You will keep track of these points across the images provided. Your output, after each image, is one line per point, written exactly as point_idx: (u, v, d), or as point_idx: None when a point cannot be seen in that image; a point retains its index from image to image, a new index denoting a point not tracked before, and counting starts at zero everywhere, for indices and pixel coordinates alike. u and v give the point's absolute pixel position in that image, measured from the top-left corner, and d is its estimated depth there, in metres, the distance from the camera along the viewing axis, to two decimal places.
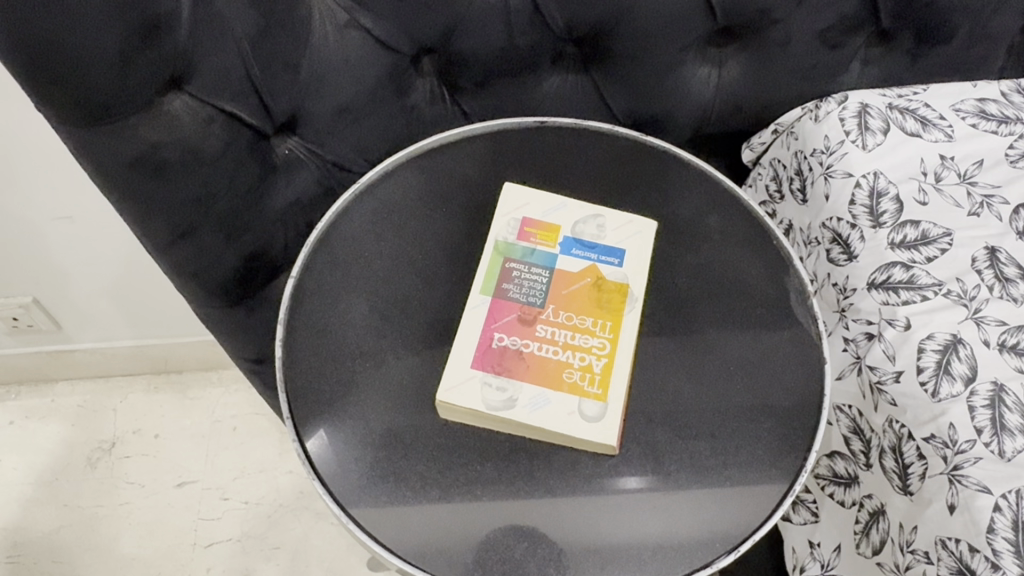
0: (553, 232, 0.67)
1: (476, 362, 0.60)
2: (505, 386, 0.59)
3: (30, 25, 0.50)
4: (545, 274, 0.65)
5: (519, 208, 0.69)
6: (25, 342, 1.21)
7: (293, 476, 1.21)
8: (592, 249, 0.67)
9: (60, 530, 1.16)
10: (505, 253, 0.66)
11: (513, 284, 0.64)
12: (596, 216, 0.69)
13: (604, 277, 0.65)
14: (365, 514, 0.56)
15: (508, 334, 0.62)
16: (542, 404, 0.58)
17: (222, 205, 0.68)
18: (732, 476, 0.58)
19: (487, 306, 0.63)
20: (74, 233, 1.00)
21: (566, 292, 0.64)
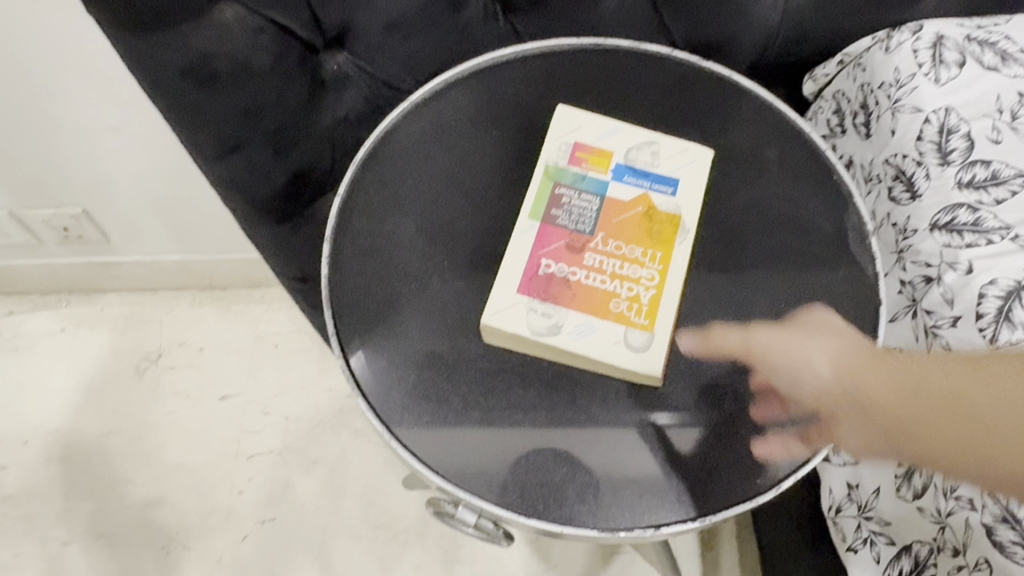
0: (605, 159, 0.66)
1: (522, 287, 0.59)
2: (550, 313, 0.58)
3: None
4: (594, 201, 0.63)
5: (571, 132, 0.67)
6: (76, 252, 1.23)
7: (332, 394, 1.23)
8: (645, 177, 0.65)
9: (109, 434, 1.20)
10: (554, 178, 0.65)
11: (562, 211, 0.63)
12: (651, 143, 0.67)
13: (655, 207, 0.63)
14: (407, 432, 0.57)
15: (555, 261, 0.61)
16: (587, 332, 0.58)
17: (271, 120, 0.67)
18: (777, 414, 0.58)
19: (535, 231, 0.62)
20: (121, 145, 1.00)
21: (615, 221, 0.63)
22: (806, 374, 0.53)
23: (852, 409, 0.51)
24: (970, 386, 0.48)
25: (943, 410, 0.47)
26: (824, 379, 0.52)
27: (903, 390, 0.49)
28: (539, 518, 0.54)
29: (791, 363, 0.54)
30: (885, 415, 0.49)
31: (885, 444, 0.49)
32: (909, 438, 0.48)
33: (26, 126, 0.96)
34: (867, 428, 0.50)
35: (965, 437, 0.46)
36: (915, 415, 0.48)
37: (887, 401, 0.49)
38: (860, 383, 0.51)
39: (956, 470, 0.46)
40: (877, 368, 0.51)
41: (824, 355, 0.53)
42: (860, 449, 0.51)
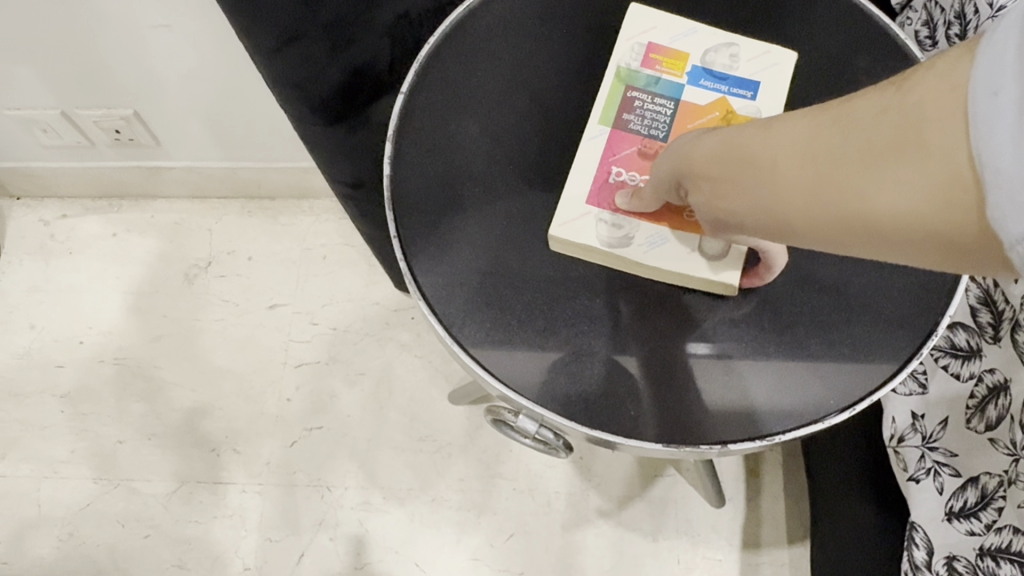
0: (679, 62, 0.63)
1: (592, 197, 0.58)
2: (622, 225, 0.57)
3: None
4: (669, 106, 0.61)
5: (644, 33, 0.63)
6: (126, 156, 1.22)
7: (379, 308, 1.23)
8: (723, 80, 0.62)
9: (160, 338, 1.22)
10: (626, 81, 0.62)
11: (634, 115, 0.61)
12: (730, 44, 0.63)
13: (733, 110, 0.61)
14: (468, 338, 0.55)
15: (627, 169, 0.59)
16: (659, 242, 0.56)
17: (331, 12, 0.64)
18: (854, 336, 0.55)
19: (606, 137, 0.60)
20: (170, 45, 0.98)
21: (691, 126, 0.60)
22: (677, 154, 0.46)
23: (699, 184, 0.43)
24: (759, 138, 0.37)
25: (745, 179, 0.37)
26: (684, 166, 0.44)
27: (724, 157, 0.40)
28: (600, 430, 0.53)
29: (670, 159, 0.47)
30: (715, 187, 0.41)
31: (738, 227, 0.41)
32: (740, 203, 0.38)
33: (77, 20, 0.94)
34: (706, 191, 0.42)
35: (767, 202, 0.36)
36: (732, 175, 0.39)
37: (719, 171, 0.40)
38: (706, 148, 0.42)
39: (766, 233, 0.39)
40: (726, 131, 0.41)
41: (689, 140, 0.45)
42: (720, 221, 0.42)
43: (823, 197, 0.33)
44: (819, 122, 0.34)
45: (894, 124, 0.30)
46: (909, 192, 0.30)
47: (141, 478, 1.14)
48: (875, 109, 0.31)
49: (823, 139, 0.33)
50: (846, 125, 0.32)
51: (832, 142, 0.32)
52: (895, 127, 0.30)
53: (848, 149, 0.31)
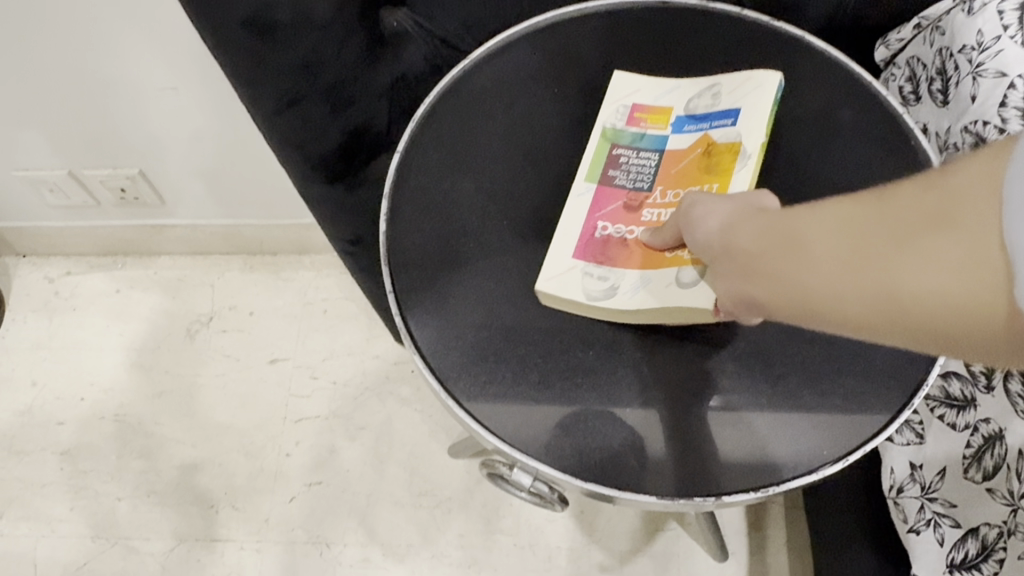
0: (662, 114, 0.64)
1: (577, 252, 0.59)
2: (607, 275, 0.58)
3: None
4: (652, 157, 0.62)
5: (628, 95, 0.66)
6: (131, 214, 1.24)
7: (379, 362, 1.24)
8: (704, 120, 0.62)
9: (161, 394, 1.22)
10: (611, 140, 0.64)
11: (619, 171, 0.62)
12: (711, 86, 0.64)
13: (714, 143, 0.61)
14: (463, 392, 0.56)
15: (612, 222, 0.60)
16: (643, 286, 0.56)
17: (330, 75, 0.66)
18: (846, 386, 0.56)
19: (592, 194, 0.62)
20: (176, 107, 1.01)
21: (675, 171, 0.61)
22: (704, 227, 0.48)
23: (725, 260, 0.45)
24: (800, 218, 0.40)
25: (782, 255, 0.40)
26: (711, 240, 0.47)
27: (761, 234, 0.42)
28: (595, 483, 0.53)
29: (695, 227, 0.49)
30: (742, 264, 0.43)
31: (760, 309, 0.43)
32: (770, 280, 0.41)
33: (87, 83, 0.97)
34: (730, 269, 0.44)
35: (803, 278, 0.39)
36: (768, 253, 0.41)
37: (751, 248, 0.43)
38: (739, 226, 0.45)
39: (788, 316, 0.41)
40: (762, 214, 0.44)
41: (721, 210, 0.48)
42: (739, 302, 0.44)
43: (861, 270, 0.36)
44: (862, 206, 0.37)
45: (938, 206, 0.33)
46: (939, 268, 0.33)
47: (139, 537, 1.13)
48: (920, 192, 0.35)
49: (868, 221, 0.36)
50: (890, 211, 0.36)
51: (879, 222, 0.36)
52: (938, 208, 0.33)
53: (896, 223, 0.35)
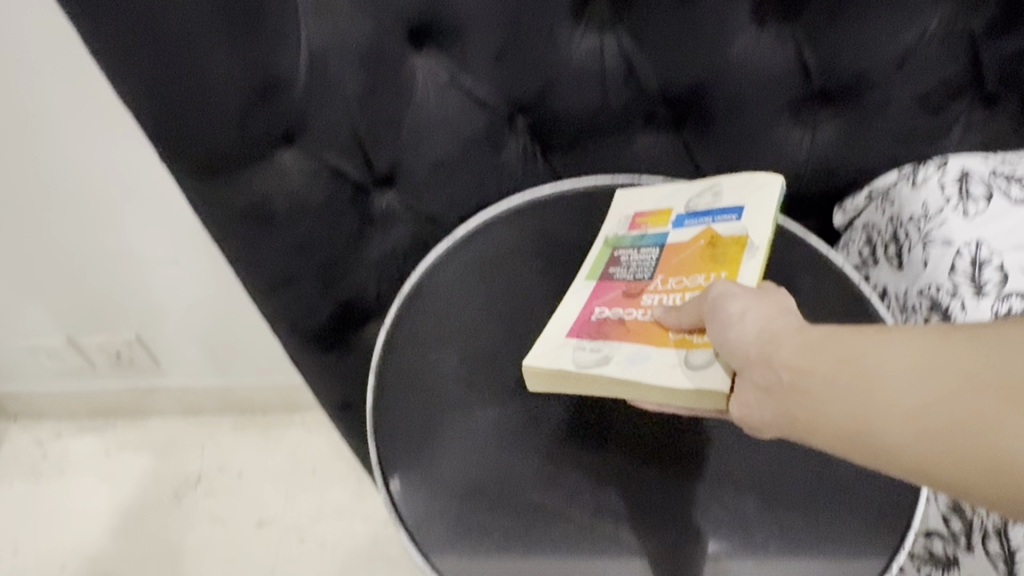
0: (664, 216, 0.69)
1: (572, 332, 0.62)
2: (601, 348, 0.59)
3: (173, 88, 0.54)
4: (653, 252, 0.66)
5: (633, 206, 0.72)
6: (125, 377, 1.27)
7: (369, 522, 1.22)
8: (706, 216, 0.66)
9: (144, 562, 1.20)
10: (614, 245, 0.70)
11: (621, 268, 0.67)
12: (712, 187, 0.68)
13: (719, 235, 0.63)
14: (445, 563, 0.57)
15: (610, 308, 0.63)
16: (640, 359, 0.56)
17: (323, 255, 0.71)
18: (826, 553, 0.56)
19: (591, 288, 0.66)
20: (176, 277, 1.06)
21: (676, 261, 0.64)
22: (740, 330, 0.49)
23: (766, 372, 0.47)
24: (867, 349, 0.43)
25: (844, 381, 0.43)
26: (750, 347, 0.48)
27: (812, 356, 0.45)
28: None
29: (729, 328, 0.50)
30: (793, 381, 0.45)
31: (794, 425, 0.46)
32: (823, 401, 0.44)
33: (93, 257, 1.03)
34: (774, 384, 0.46)
35: (863, 406, 0.42)
36: (825, 376, 0.44)
37: (803, 368, 0.45)
38: (784, 338, 0.47)
39: (829, 437, 0.44)
40: (803, 333, 0.47)
41: (760, 315, 0.50)
42: (776, 416, 0.47)
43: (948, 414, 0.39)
44: (931, 348, 0.41)
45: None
46: None
47: None
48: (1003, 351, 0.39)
49: (953, 366, 0.40)
50: (975, 359, 0.40)
51: (950, 370, 0.40)
52: None
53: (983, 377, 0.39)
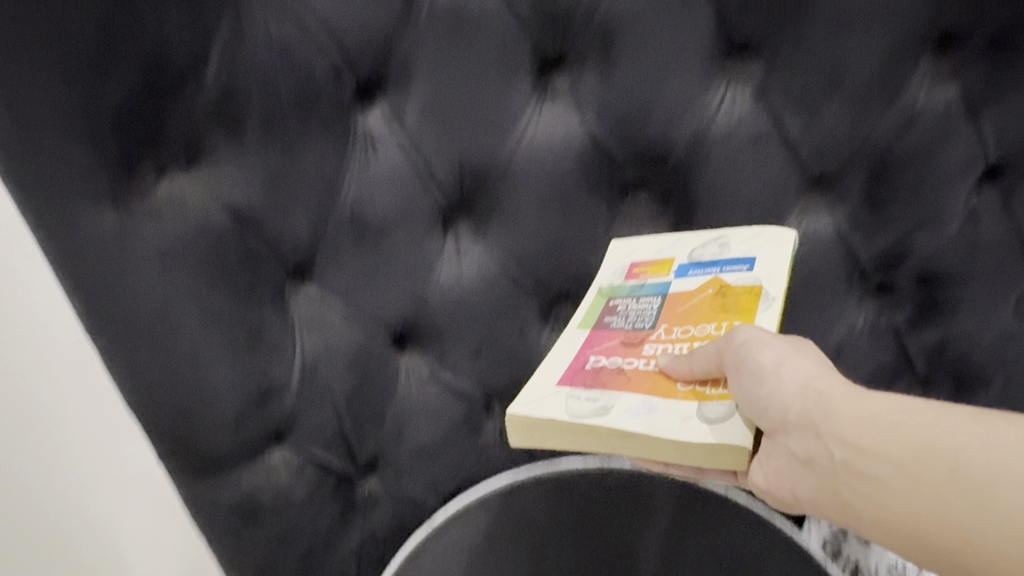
0: (665, 265, 0.62)
1: (563, 381, 0.55)
2: (598, 398, 0.52)
3: (180, 406, 0.60)
4: (654, 300, 0.60)
5: (630, 254, 0.65)
6: None
7: None
8: (712, 266, 0.60)
9: None
10: (608, 293, 0.63)
11: (616, 317, 0.61)
12: (716, 238, 0.62)
13: (729, 284, 0.58)
14: None
15: (606, 358, 0.57)
16: (642, 411, 0.50)
17: (304, 544, 0.73)
18: None
19: (584, 337, 0.60)
20: None
21: (681, 310, 0.58)
22: (775, 388, 0.46)
23: (806, 435, 0.44)
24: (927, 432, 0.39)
25: (897, 463, 0.39)
26: (789, 407, 0.45)
27: (870, 430, 0.41)
28: None
29: (758, 383, 0.46)
30: (844, 455, 0.42)
31: (834, 496, 0.43)
32: (878, 486, 0.40)
33: None
34: (814, 454, 0.44)
35: (911, 501, 0.38)
36: (880, 455, 0.40)
37: (858, 442, 0.41)
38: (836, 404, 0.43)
39: (870, 516, 0.41)
40: (863, 402, 0.43)
41: (795, 370, 0.46)
42: (812, 485, 0.44)
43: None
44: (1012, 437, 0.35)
45: None
46: None
47: None
48: None
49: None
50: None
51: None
52: None
53: None
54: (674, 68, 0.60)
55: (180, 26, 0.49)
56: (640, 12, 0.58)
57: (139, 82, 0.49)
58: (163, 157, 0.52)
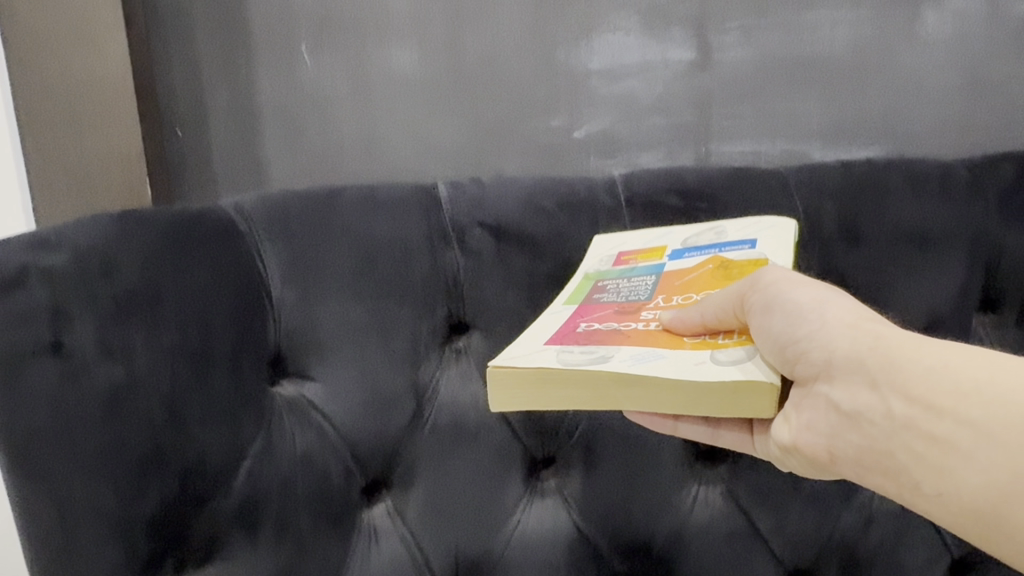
0: (656, 252, 0.62)
1: (551, 340, 0.52)
2: (596, 350, 0.49)
3: None
4: (649, 280, 0.59)
5: (615, 246, 0.65)
6: None
7: None
8: (711, 249, 0.60)
9: None
10: (596, 277, 0.61)
11: (608, 293, 0.59)
12: (711, 229, 0.63)
13: (730, 260, 0.57)
14: None
15: (596, 323, 0.54)
16: (649, 358, 0.47)
17: None
18: None
19: (571, 312, 0.58)
20: None
21: (679, 283, 0.57)
22: (819, 328, 0.44)
23: (857, 380, 0.42)
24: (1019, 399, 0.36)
25: (986, 431, 0.37)
26: (835, 345, 0.43)
27: (945, 382, 0.39)
28: None
29: (796, 324, 0.44)
30: (907, 410, 0.40)
31: (883, 455, 0.41)
32: (951, 452, 0.38)
33: None
34: (863, 400, 0.42)
35: (999, 478, 0.36)
36: (963, 418, 0.38)
37: (931, 399, 0.39)
38: (901, 353, 0.41)
39: (932, 482, 0.39)
40: (930, 347, 0.40)
41: (837, 309, 0.44)
42: (855, 437, 0.42)
43: None
44: None
45: None
46: None
47: None
48: None
49: None
50: None
51: None
52: None
53: None
54: (652, 470, 0.66)
55: (222, 437, 0.55)
56: (614, 425, 0.66)
57: (176, 488, 0.52)
58: (181, 557, 0.54)
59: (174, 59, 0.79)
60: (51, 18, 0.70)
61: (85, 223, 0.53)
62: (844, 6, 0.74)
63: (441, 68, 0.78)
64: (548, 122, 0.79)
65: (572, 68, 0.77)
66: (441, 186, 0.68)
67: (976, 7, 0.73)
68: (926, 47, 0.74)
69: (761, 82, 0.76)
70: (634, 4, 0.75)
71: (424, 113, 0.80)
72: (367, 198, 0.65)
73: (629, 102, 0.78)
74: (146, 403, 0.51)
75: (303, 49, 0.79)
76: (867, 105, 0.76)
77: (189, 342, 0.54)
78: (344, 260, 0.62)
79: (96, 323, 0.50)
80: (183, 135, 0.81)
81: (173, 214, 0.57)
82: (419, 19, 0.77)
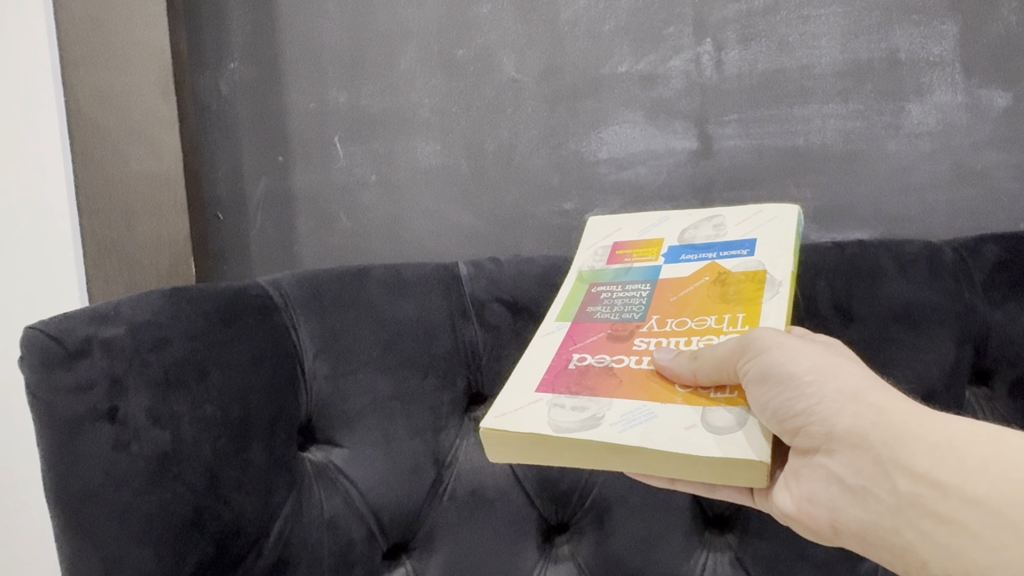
0: (652, 248, 0.65)
1: (541, 385, 0.57)
2: (586, 406, 0.54)
3: None
4: (643, 289, 0.62)
5: (608, 235, 0.69)
6: None
7: None
8: (709, 249, 0.62)
9: None
10: (590, 280, 0.66)
11: (600, 305, 0.63)
12: (711, 219, 0.65)
13: (727, 271, 0.60)
14: None
15: (587, 357, 0.59)
16: (638, 422, 0.51)
17: None
18: None
19: (565, 330, 0.62)
20: None
21: (674, 299, 0.60)
22: (820, 402, 0.47)
23: (859, 455, 0.45)
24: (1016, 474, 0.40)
25: (988, 506, 0.40)
26: (835, 419, 0.46)
27: (949, 461, 0.42)
28: None
29: (795, 396, 0.47)
30: (912, 487, 0.43)
31: (889, 530, 0.45)
32: (960, 530, 0.41)
33: None
34: (866, 475, 0.45)
35: (1004, 553, 0.39)
36: (967, 495, 0.41)
37: (935, 477, 0.42)
38: (903, 430, 0.44)
39: (942, 561, 0.42)
40: (932, 425, 0.44)
41: (836, 381, 0.47)
42: (857, 511, 0.46)
43: None
44: None
45: None
46: None
47: None
48: None
49: None
50: None
51: None
52: None
53: None
54: (663, 540, 0.69)
55: (257, 504, 0.58)
56: (625, 494, 0.69)
57: (214, 552, 0.55)
58: None
59: (218, 151, 0.88)
60: (111, 118, 0.80)
61: (141, 300, 0.58)
62: (833, 100, 0.80)
63: (462, 157, 0.85)
64: (561, 206, 0.84)
65: (583, 158, 0.83)
66: (461, 266, 0.73)
67: (958, 100, 0.79)
68: (911, 138, 0.80)
69: (760, 170, 0.82)
70: (640, 99, 0.82)
71: (445, 198, 0.86)
72: (393, 279, 0.70)
73: (635, 188, 0.83)
74: (191, 470, 0.55)
75: (335, 141, 0.86)
76: (859, 191, 0.81)
77: (229, 415, 0.58)
78: (372, 338, 0.67)
79: (150, 396, 0.54)
80: (223, 218, 0.88)
81: (218, 292, 0.62)
82: (443, 113, 0.85)
